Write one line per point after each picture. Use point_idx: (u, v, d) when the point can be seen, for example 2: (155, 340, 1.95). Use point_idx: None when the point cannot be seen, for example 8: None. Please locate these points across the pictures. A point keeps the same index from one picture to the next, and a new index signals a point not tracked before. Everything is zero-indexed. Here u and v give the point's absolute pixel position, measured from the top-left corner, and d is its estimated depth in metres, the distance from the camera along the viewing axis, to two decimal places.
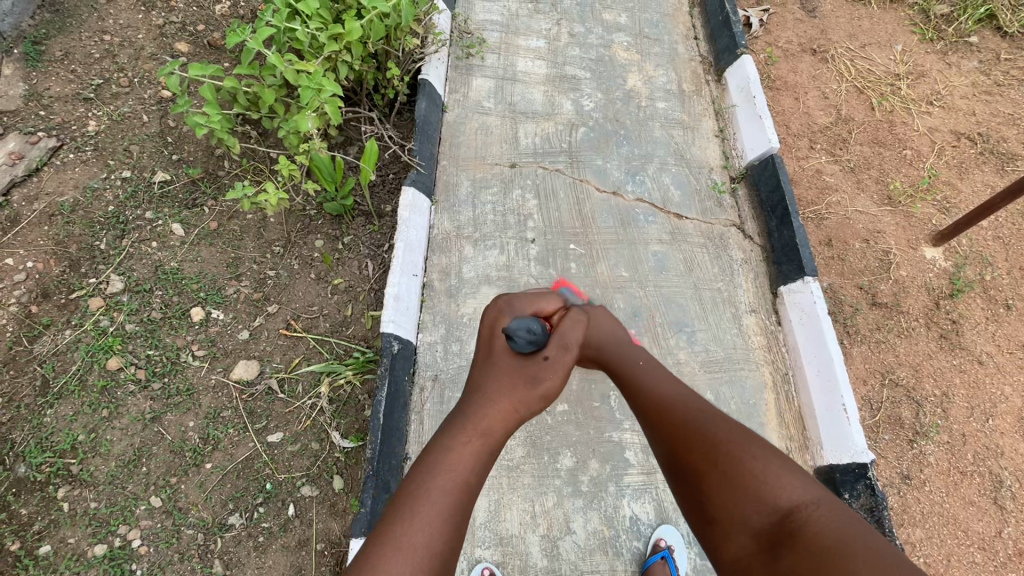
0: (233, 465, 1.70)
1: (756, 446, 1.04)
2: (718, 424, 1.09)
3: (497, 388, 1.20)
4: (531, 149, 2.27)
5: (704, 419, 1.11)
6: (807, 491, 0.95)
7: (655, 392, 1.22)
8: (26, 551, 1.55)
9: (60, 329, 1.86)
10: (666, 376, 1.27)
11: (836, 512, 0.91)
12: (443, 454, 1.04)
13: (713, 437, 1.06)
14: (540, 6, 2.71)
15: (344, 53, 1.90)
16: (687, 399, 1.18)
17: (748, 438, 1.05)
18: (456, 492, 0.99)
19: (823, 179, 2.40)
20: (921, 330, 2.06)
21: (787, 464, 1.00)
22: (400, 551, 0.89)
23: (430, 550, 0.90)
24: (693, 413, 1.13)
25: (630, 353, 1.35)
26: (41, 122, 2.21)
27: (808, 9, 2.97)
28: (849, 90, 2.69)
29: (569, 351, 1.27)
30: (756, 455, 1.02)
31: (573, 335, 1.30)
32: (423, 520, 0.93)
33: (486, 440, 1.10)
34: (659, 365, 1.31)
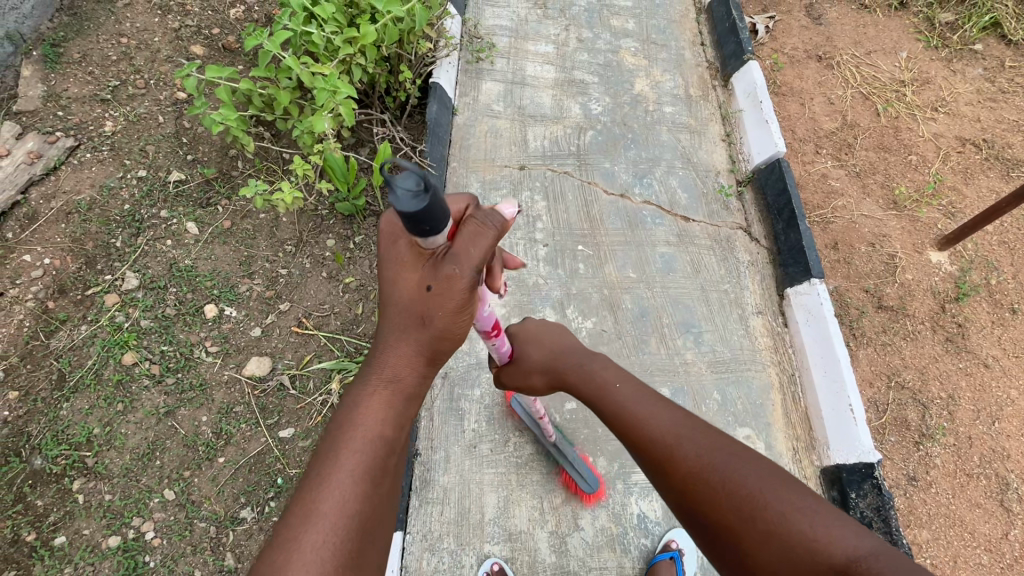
0: (246, 460, 1.72)
1: (793, 493, 0.87)
2: (739, 465, 0.92)
3: (399, 329, 0.97)
4: (540, 151, 2.31)
5: (717, 457, 0.94)
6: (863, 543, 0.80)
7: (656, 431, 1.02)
8: (41, 542, 1.57)
9: (76, 325, 1.89)
10: (659, 404, 1.08)
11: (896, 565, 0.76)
12: (350, 413, 0.93)
13: (740, 487, 0.89)
14: (549, 13, 2.76)
15: (358, 56, 1.94)
16: (693, 435, 0.99)
17: (777, 481, 0.89)
18: (364, 449, 0.89)
19: (829, 184, 2.43)
20: (927, 333, 2.07)
21: (830, 510, 0.84)
22: (309, 520, 0.81)
23: (342, 513, 0.82)
24: (706, 453, 0.95)
25: (612, 387, 1.16)
26: (59, 123, 2.25)
27: (813, 17, 3.00)
28: (854, 96, 2.72)
29: (474, 264, 0.88)
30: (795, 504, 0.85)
31: (480, 240, 0.89)
32: (333, 483, 0.84)
33: (396, 388, 0.96)
34: (648, 393, 1.12)
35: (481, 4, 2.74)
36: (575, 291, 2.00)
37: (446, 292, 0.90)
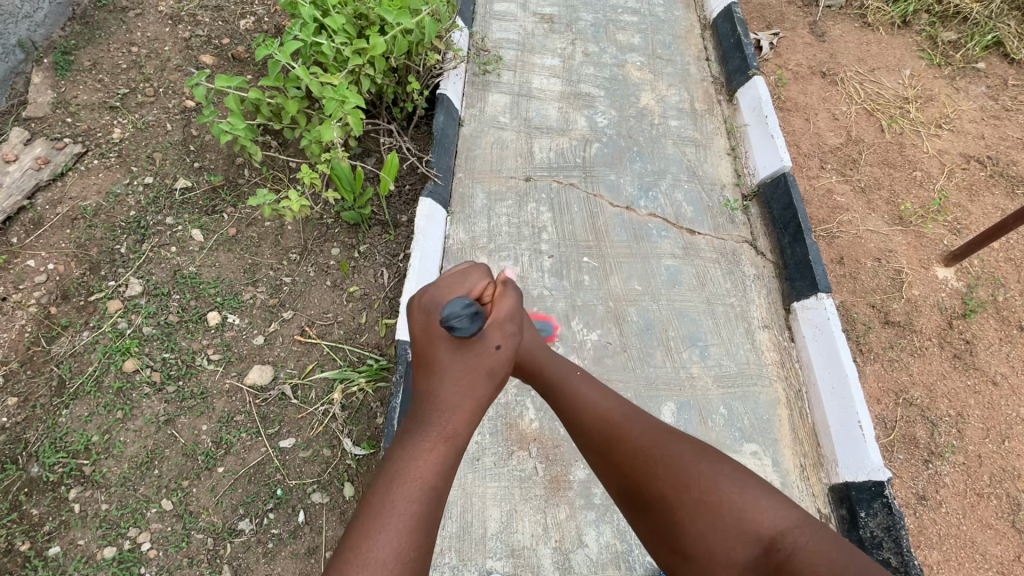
0: (245, 470, 1.70)
1: (724, 469, 1.02)
2: (680, 446, 1.07)
3: (461, 392, 1.03)
4: (546, 163, 2.31)
5: (669, 444, 1.08)
6: (786, 513, 0.97)
7: (604, 417, 1.15)
8: (35, 552, 1.54)
9: (78, 331, 1.88)
10: (602, 391, 1.22)
11: (814, 530, 0.94)
12: (405, 461, 0.95)
13: (683, 466, 1.04)
14: (555, 27, 2.79)
15: (367, 66, 1.95)
16: (641, 420, 1.13)
17: (713, 458, 1.04)
18: (421, 502, 0.89)
19: (834, 199, 2.42)
20: (935, 349, 2.06)
21: (754, 481, 1.00)
22: (366, 572, 0.80)
23: (396, 561, 0.83)
24: (652, 437, 1.09)
25: (564, 381, 1.25)
26: (67, 129, 2.26)
27: (817, 34, 3.03)
28: (858, 112, 2.73)
29: (514, 327, 1.09)
30: (728, 479, 1.00)
31: (510, 305, 1.10)
32: (389, 531, 0.85)
33: (452, 442, 0.99)
34: (593, 382, 1.25)
35: (488, 18, 2.77)
36: (580, 303, 1.99)
37: (508, 347, 1.07)
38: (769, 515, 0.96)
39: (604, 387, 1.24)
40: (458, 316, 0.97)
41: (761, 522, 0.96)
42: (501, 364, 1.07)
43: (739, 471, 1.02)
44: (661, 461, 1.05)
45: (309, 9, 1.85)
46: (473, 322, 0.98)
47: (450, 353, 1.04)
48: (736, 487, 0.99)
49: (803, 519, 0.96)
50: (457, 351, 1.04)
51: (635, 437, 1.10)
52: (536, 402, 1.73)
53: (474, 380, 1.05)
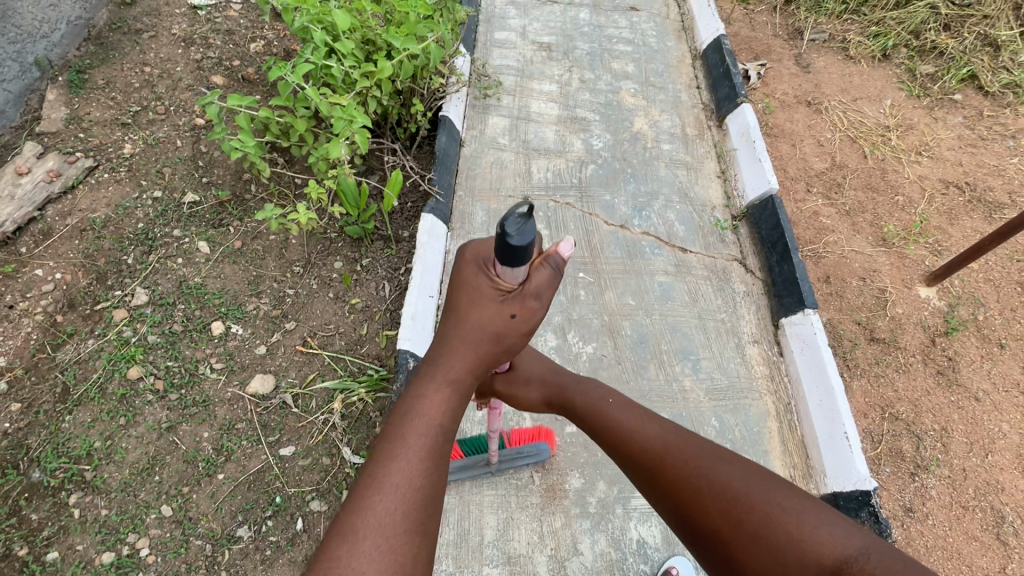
0: (245, 477, 1.72)
1: (779, 494, 0.96)
2: (732, 470, 1.00)
3: (470, 344, 0.98)
4: (543, 183, 2.40)
5: (720, 468, 1.01)
6: (851, 539, 0.89)
7: (649, 445, 1.09)
8: (33, 556, 1.55)
9: (83, 339, 1.91)
10: (646, 416, 1.15)
11: (882, 552, 0.87)
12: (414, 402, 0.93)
13: (733, 492, 0.97)
14: (553, 55, 2.92)
15: (374, 89, 2.04)
16: (686, 443, 1.07)
17: (767, 482, 0.98)
18: (432, 437, 0.90)
19: (820, 221, 2.52)
20: (919, 365, 2.12)
21: (810, 504, 0.94)
22: (378, 494, 0.83)
23: (407, 487, 0.84)
24: (702, 461, 1.03)
25: (606, 407, 1.21)
26: (79, 144, 2.33)
27: (802, 65, 3.19)
28: (842, 139, 2.86)
29: (544, 298, 0.97)
30: (783, 503, 0.94)
31: (548, 278, 0.97)
32: (399, 461, 0.86)
33: (458, 388, 0.96)
34: (635, 405, 1.19)
35: (489, 46, 2.90)
36: (575, 317, 2.05)
37: (524, 319, 0.98)
38: (831, 541, 0.89)
39: (647, 409, 1.18)
40: (511, 226, 0.84)
41: (821, 550, 0.89)
42: (517, 330, 0.99)
43: (796, 497, 0.96)
44: (712, 486, 0.99)
45: (321, 34, 1.95)
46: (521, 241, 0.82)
47: (470, 300, 0.99)
48: (793, 514, 0.93)
49: (870, 547, 0.88)
50: (474, 296, 0.98)
51: (683, 463, 1.03)
52: (536, 417, 1.76)
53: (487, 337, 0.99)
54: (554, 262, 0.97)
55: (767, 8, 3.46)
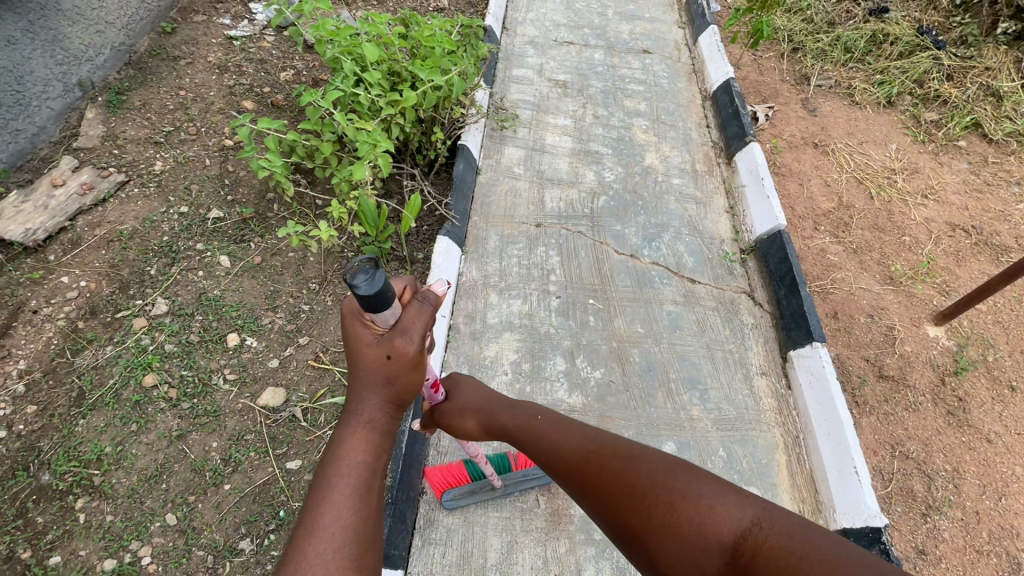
0: (251, 489, 1.72)
1: (685, 478, 0.96)
2: (643, 465, 1.01)
3: (368, 385, 1.01)
4: (556, 211, 2.47)
5: (630, 463, 1.02)
6: (748, 512, 0.88)
7: (570, 454, 1.11)
8: (36, 560, 1.54)
9: (102, 345, 1.95)
10: (570, 425, 1.17)
11: (772, 517, 0.86)
12: (335, 445, 0.98)
13: (641, 484, 0.99)
14: (568, 92, 3.05)
15: (398, 116, 2.14)
16: (603, 446, 1.09)
17: (674, 467, 0.99)
18: (359, 478, 0.94)
19: (827, 257, 2.56)
20: (929, 404, 2.11)
21: (712, 482, 0.94)
22: (313, 537, 0.87)
23: (339, 528, 0.88)
24: (615, 459, 1.05)
25: (534, 422, 1.22)
26: (113, 160, 2.44)
27: (809, 109, 3.30)
28: (849, 180, 2.92)
29: (422, 333, 1.01)
30: (686, 485, 0.94)
31: (422, 312, 1.01)
32: (331, 503, 0.90)
33: (375, 427, 1.00)
34: (560, 417, 1.21)
35: (507, 81, 3.04)
36: (584, 342, 2.07)
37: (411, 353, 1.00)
38: (725, 516, 0.89)
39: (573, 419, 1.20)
40: (358, 280, 0.88)
41: (718, 527, 0.89)
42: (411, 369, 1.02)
43: (701, 480, 0.95)
44: (624, 482, 1.00)
45: (351, 64, 2.07)
46: (367, 290, 0.87)
47: (355, 353, 1.02)
48: (694, 496, 0.93)
49: (766, 514, 0.87)
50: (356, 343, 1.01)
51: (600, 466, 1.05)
52: None
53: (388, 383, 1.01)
54: (427, 301, 1.02)
55: (775, 54, 3.61)
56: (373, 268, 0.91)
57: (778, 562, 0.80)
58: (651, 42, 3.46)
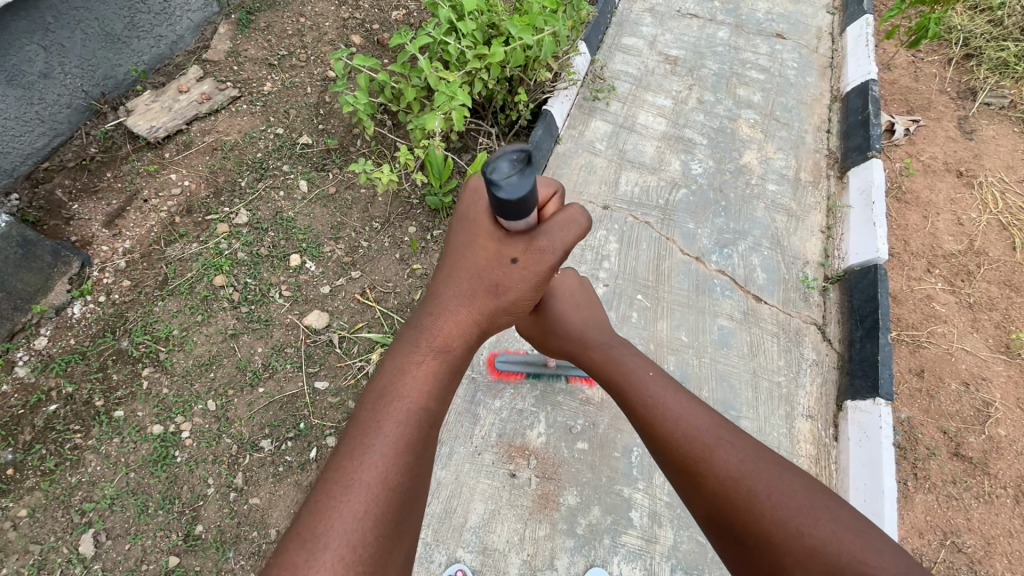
0: (280, 397, 1.88)
1: (833, 507, 0.94)
2: (778, 475, 1.01)
3: (459, 294, 1.14)
4: (628, 196, 2.34)
5: (769, 473, 1.02)
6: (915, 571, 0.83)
7: (686, 430, 1.14)
8: (104, 409, 1.81)
9: (190, 242, 2.19)
10: (695, 408, 1.19)
11: None
12: (398, 377, 1.04)
13: (780, 498, 0.96)
14: (676, 69, 2.81)
15: (483, 71, 2.10)
16: (735, 441, 1.10)
17: (818, 494, 0.97)
18: (412, 426, 0.97)
19: (932, 306, 2.21)
20: (1007, 501, 1.81)
21: (868, 529, 0.90)
22: (349, 488, 0.88)
23: (384, 485, 0.89)
24: (745, 461, 1.04)
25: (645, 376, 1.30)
26: (231, 75, 2.65)
27: (964, 130, 2.79)
28: (989, 223, 2.47)
29: (553, 251, 1.05)
30: (836, 521, 0.91)
31: (558, 232, 1.05)
32: (377, 453, 0.92)
33: (443, 358, 1.09)
34: (678, 390, 1.25)
35: (614, 49, 2.88)
36: (620, 337, 1.99)
37: (525, 267, 1.08)
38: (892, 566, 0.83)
39: (690, 397, 1.24)
40: (500, 170, 0.86)
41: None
42: (505, 281, 1.10)
43: (863, 523, 0.91)
44: (754, 487, 0.99)
45: (447, 11, 2.02)
46: (515, 193, 0.86)
47: (470, 246, 1.12)
48: (846, 531, 0.90)
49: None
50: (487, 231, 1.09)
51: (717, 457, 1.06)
52: (548, 431, 1.75)
53: (478, 284, 1.12)
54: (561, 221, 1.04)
55: (940, 59, 3.06)
56: (525, 162, 0.87)
57: None
58: (788, 25, 3.08)
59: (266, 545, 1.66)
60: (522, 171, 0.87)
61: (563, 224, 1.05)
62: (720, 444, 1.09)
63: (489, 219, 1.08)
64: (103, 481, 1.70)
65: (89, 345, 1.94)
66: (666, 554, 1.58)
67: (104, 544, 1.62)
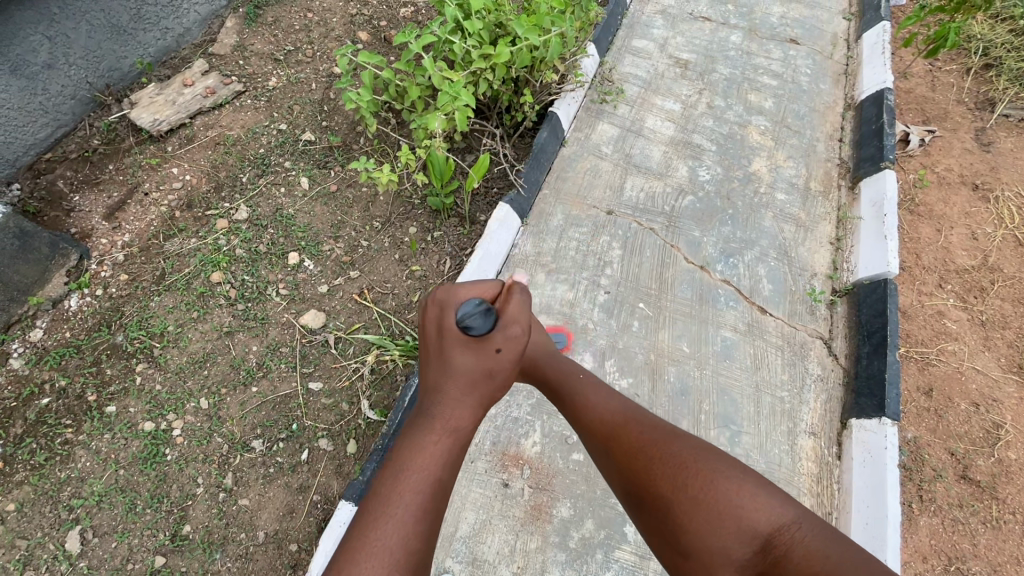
0: (273, 397, 1.86)
1: (721, 462, 1.07)
2: (680, 442, 1.12)
3: (456, 382, 1.14)
4: (633, 202, 2.30)
5: (671, 442, 1.12)
6: (783, 511, 0.99)
7: (606, 417, 1.23)
8: (97, 404, 1.80)
9: (188, 237, 2.18)
10: (612, 395, 1.29)
11: (811, 525, 0.97)
12: (409, 455, 1.03)
13: (682, 461, 1.08)
14: (687, 73, 2.77)
15: (488, 71, 2.06)
16: (642, 417, 1.21)
17: (713, 454, 1.09)
18: (426, 496, 0.97)
19: (943, 323, 2.15)
20: (1016, 528, 1.76)
21: (748, 480, 1.04)
22: (367, 556, 0.88)
23: (402, 550, 0.89)
24: (654, 433, 1.15)
25: (572, 371, 1.39)
26: (237, 70, 2.64)
27: (982, 142, 2.72)
28: (1005, 238, 2.41)
29: (520, 332, 1.18)
30: (725, 475, 1.04)
31: (519, 313, 1.18)
32: (393, 522, 0.92)
33: (453, 436, 1.09)
34: (599, 380, 1.35)
35: (623, 52, 2.83)
36: (620, 346, 1.95)
37: (505, 352, 1.17)
38: (768, 510, 0.99)
39: (607, 385, 1.34)
40: (472, 317, 1.11)
41: (758, 519, 0.99)
42: (496, 364, 1.16)
43: (747, 473, 1.05)
44: (667, 454, 1.10)
45: (453, 10, 2.00)
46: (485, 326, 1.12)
47: (450, 348, 1.15)
48: (733, 485, 1.02)
49: (802, 516, 0.99)
50: (459, 340, 1.14)
51: (632, 434, 1.16)
52: (543, 441, 1.71)
53: (469, 378, 1.15)
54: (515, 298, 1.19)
55: (958, 68, 2.99)
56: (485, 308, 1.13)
57: (810, 562, 0.92)
58: (803, 31, 3.02)
59: (253, 548, 1.63)
60: (486, 311, 1.13)
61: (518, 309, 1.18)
62: (634, 421, 1.20)
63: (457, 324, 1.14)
64: (93, 477, 1.68)
65: (84, 339, 1.92)
66: (660, 572, 1.54)
67: (90, 541, 1.60)
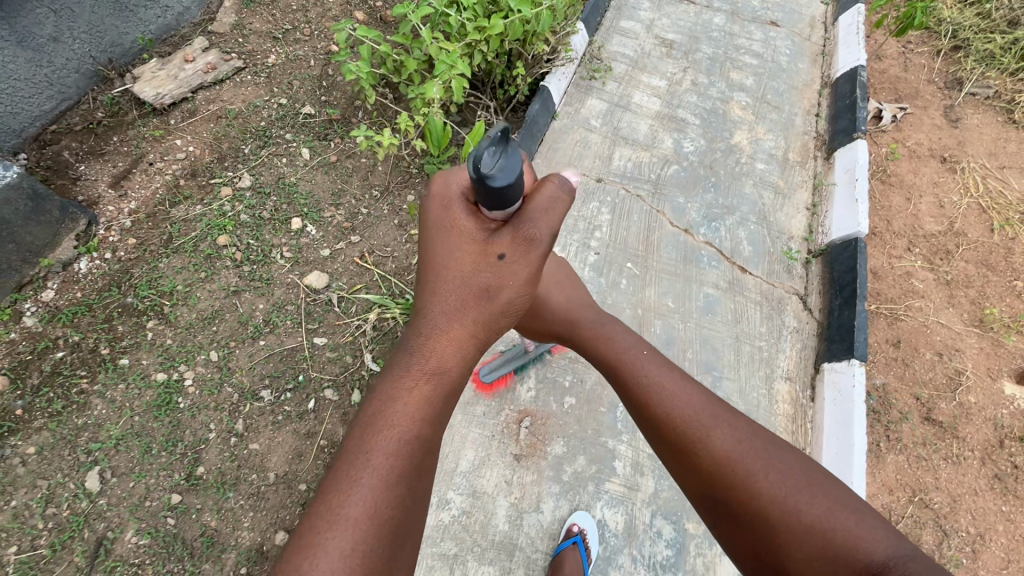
0: (280, 350, 1.95)
1: (815, 481, 0.98)
2: (771, 455, 1.01)
3: (448, 311, 0.98)
4: (621, 171, 2.41)
5: (757, 451, 1.02)
6: (889, 542, 0.88)
7: (681, 412, 1.11)
8: (110, 357, 1.87)
9: (194, 204, 2.25)
10: (687, 387, 1.16)
11: (925, 560, 0.85)
12: (387, 402, 0.93)
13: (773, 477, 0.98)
14: (672, 53, 2.89)
15: (483, 43, 2.16)
16: (721, 414, 1.09)
17: (803, 471, 1.00)
18: (406, 449, 0.89)
19: (912, 282, 2.29)
20: (974, 463, 1.90)
21: (847, 508, 0.93)
22: (336, 522, 0.81)
23: (371, 520, 0.82)
24: (735, 440, 1.04)
25: (636, 354, 1.28)
26: (236, 47, 2.70)
27: (950, 118, 2.87)
28: (970, 205, 2.56)
29: (539, 234, 0.91)
30: (811, 496, 0.95)
31: (559, 195, 0.92)
32: (363, 486, 0.84)
33: (436, 383, 0.96)
34: (670, 365, 1.23)
35: (612, 32, 2.94)
36: (609, 301, 2.07)
37: (513, 263, 0.94)
38: (868, 539, 0.89)
39: (680, 373, 1.21)
40: (486, 160, 0.83)
41: (857, 546, 0.88)
42: (499, 280, 0.95)
43: (847, 494, 0.96)
44: (751, 466, 1.00)
45: None
46: (503, 175, 0.84)
47: (449, 246, 0.98)
48: (830, 509, 0.93)
49: (911, 551, 0.87)
50: (462, 228, 0.97)
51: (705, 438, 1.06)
52: (535, 396, 1.80)
53: (464, 298, 0.97)
54: (560, 182, 0.92)
55: (929, 50, 3.14)
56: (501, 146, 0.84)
57: None
58: (783, 14, 3.15)
59: (265, 487, 1.73)
60: (504, 153, 0.84)
61: (550, 205, 0.92)
62: (711, 421, 1.08)
63: (465, 214, 0.97)
64: (109, 423, 1.77)
65: (96, 298, 2.00)
66: (647, 501, 1.66)
67: (109, 481, 1.69)
